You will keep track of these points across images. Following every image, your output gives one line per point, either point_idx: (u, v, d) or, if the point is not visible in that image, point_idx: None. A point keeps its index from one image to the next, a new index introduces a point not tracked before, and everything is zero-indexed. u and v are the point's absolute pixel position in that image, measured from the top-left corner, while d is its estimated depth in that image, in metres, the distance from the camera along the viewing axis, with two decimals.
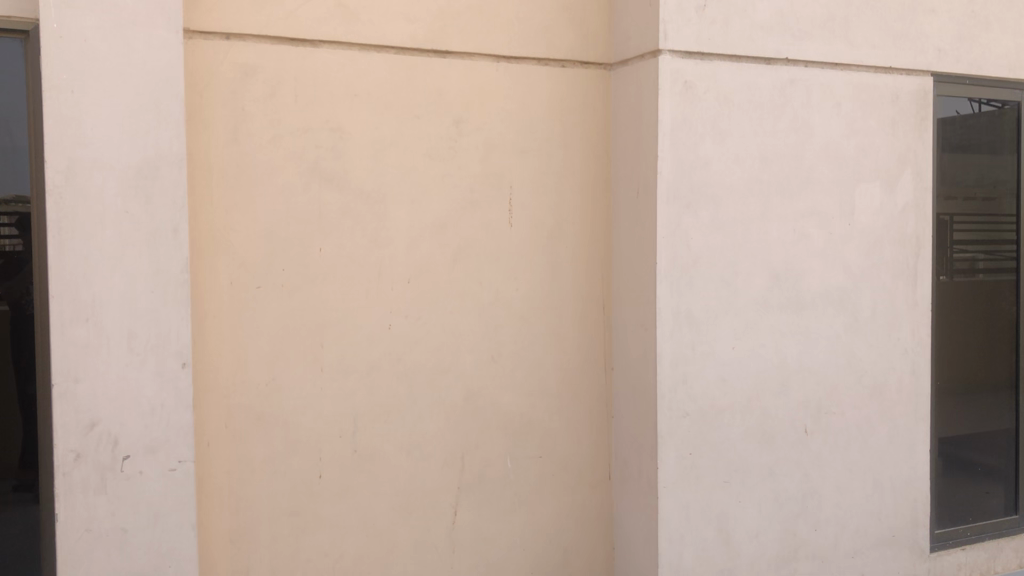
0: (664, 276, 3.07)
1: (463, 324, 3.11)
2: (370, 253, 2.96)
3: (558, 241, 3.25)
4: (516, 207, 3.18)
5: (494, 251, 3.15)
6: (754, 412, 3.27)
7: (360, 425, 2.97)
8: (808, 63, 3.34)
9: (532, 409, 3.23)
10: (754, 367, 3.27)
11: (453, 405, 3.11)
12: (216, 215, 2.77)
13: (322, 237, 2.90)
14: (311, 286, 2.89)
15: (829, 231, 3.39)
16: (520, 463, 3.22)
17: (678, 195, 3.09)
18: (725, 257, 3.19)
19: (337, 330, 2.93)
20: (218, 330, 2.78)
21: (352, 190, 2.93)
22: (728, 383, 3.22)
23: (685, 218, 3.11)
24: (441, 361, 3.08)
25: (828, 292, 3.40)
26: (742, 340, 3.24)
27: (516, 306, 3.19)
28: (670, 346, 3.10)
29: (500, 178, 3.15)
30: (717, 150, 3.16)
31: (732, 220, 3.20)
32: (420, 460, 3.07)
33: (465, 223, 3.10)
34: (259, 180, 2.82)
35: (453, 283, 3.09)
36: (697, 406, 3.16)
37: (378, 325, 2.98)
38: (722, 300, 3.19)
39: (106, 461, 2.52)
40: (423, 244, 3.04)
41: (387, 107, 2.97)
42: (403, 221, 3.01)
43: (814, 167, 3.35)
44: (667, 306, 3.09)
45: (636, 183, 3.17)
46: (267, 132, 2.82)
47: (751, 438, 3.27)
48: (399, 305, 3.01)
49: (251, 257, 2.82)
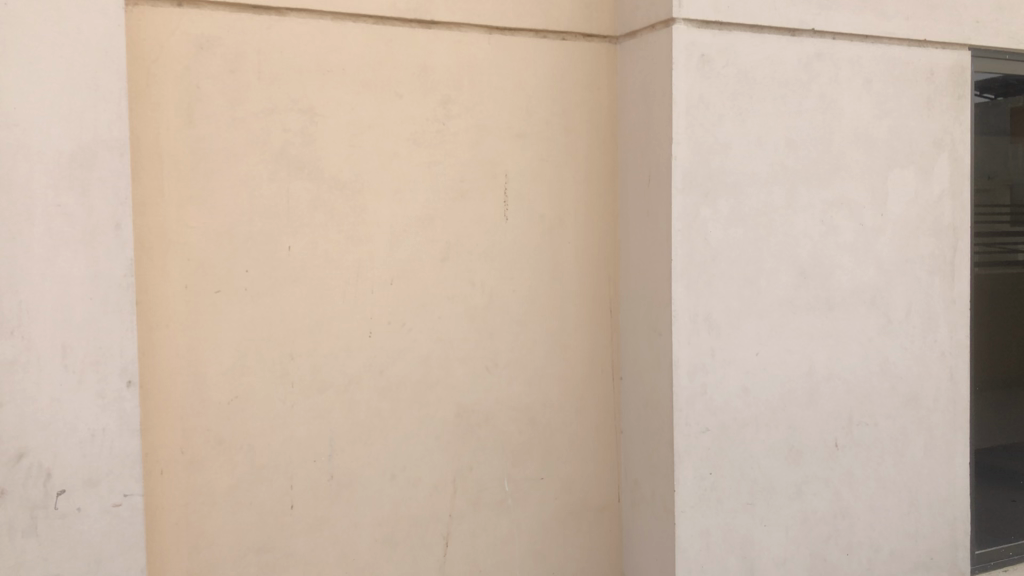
0: (680, 274, 2.73)
1: (454, 331, 2.75)
2: (347, 253, 2.60)
3: (559, 236, 2.90)
4: (512, 198, 2.82)
5: (487, 249, 2.79)
6: (780, 425, 2.93)
7: (338, 448, 2.61)
8: (836, 35, 2.99)
9: (533, 426, 2.88)
10: (780, 375, 2.92)
11: (444, 422, 2.75)
12: (168, 210, 2.40)
13: (292, 233, 2.54)
14: (279, 289, 2.53)
15: (860, 223, 3.05)
16: (519, 486, 2.86)
17: (695, 182, 2.74)
18: (748, 253, 2.85)
19: (310, 340, 2.57)
20: (172, 341, 2.42)
21: (325, 179, 2.57)
22: (751, 393, 2.87)
23: (704, 209, 2.76)
24: (429, 373, 2.72)
25: (859, 290, 3.06)
26: (767, 345, 2.89)
27: (513, 310, 2.83)
28: (687, 353, 2.75)
29: (494, 165, 2.79)
30: (738, 132, 2.82)
31: (754, 211, 2.85)
32: (406, 485, 2.71)
33: (455, 216, 2.74)
34: (218, 168, 2.45)
35: (443, 284, 2.73)
36: (717, 419, 2.82)
37: (357, 333, 2.62)
38: (744, 300, 2.85)
39: (38, 497, 2.15)
40: (408, 240, 2.68)
41: (365, 85, 2.61)
42: (385, 214, 2.65)
43: (843, 152, 3.01)
44: (683, 309, 2.74)
45: (647, 170, 2.82)
46: (226, 113, 2.46)
47: (777, 455, 2.93)
48: (380, 310, 2.65)
49: (209, 258, 2.45)
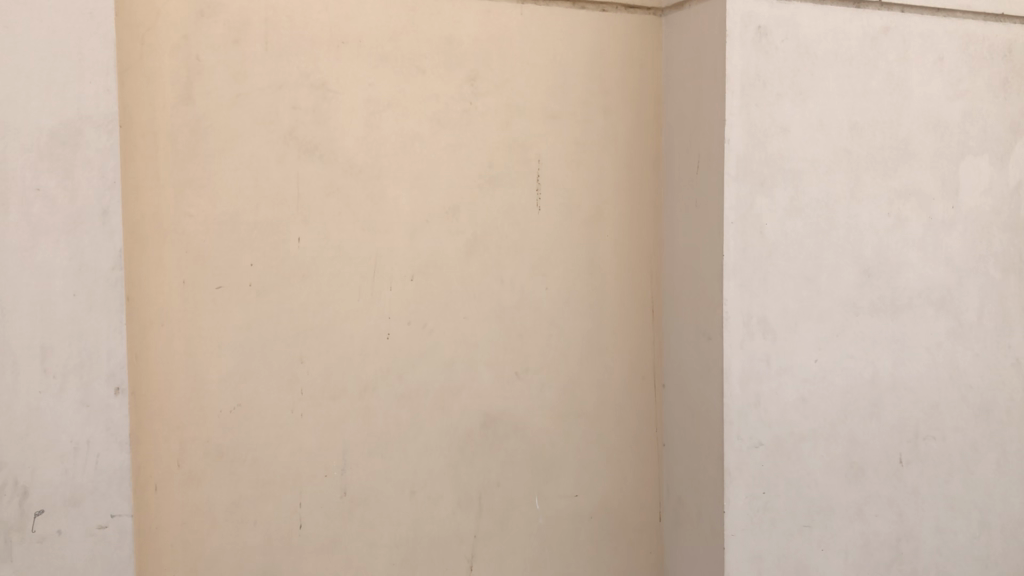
0: (733, 271, 2.46)
1: (480, 332, 2.49)
2: (362, 245, 2.34)
3: (598, 228, 2.62)
4: (546, 185, 2.55)
5: (518, 242, 2.53)
6: (840, 439, 2.65)
7: (351, 462, 2.35)
8: (906, 7, 2.68)
9: (566, 438, 2.61)
10: (840, 383, 2.64)
11: (469, 433, 2.48)
12: (165, 195, 2.16)
13: (301, 223, 2.28)
14: (288, 285, 2.28)
15: (929, 216, 2.75)
16: (551, 504, 2.60)
17: (750, 169, 2.47)
18: (807, 248, 2.57)
19: (322, 341, 2.31)
20: (168, 341, 2.17)
21: (339, 163, 2.31)
22: (809, 403, 2.60)
23: (759, 199, 2.49)
24: (453, 379, 2.46)
25: (927, 290, 2.76)
26: (826, 351, 2.61)
27: (546, 309, 2.56)
28: (739, 359, 2.49)
29: (526, 150, 2.52)
30: (797, 114, 2.54)
31: (814, 202, 2.57)
32: (426, 503, 2.44)
33: (482, 205, 2.48)
34: (220, 149, 2.20)
35: (469, 281, 2.47)
36: (771, 433, 2.55)
37: (375, 334, 2.36)
38: (803, 301, 2.57)
39: (13, 519, 1.90)
40: (430, 232, 2.42)
41: (384, 58, 2.35)
42: (406, 203, 2.38)
43: (911, 137, 2.71)
44: (736, 309, 2.47)
45: (696, 156, 2.55)
46: (230, 88, 2.20)
47: (837, 471, 2.65)
48: (400, 309, 2.39)
49: (210, 250, 2.20)
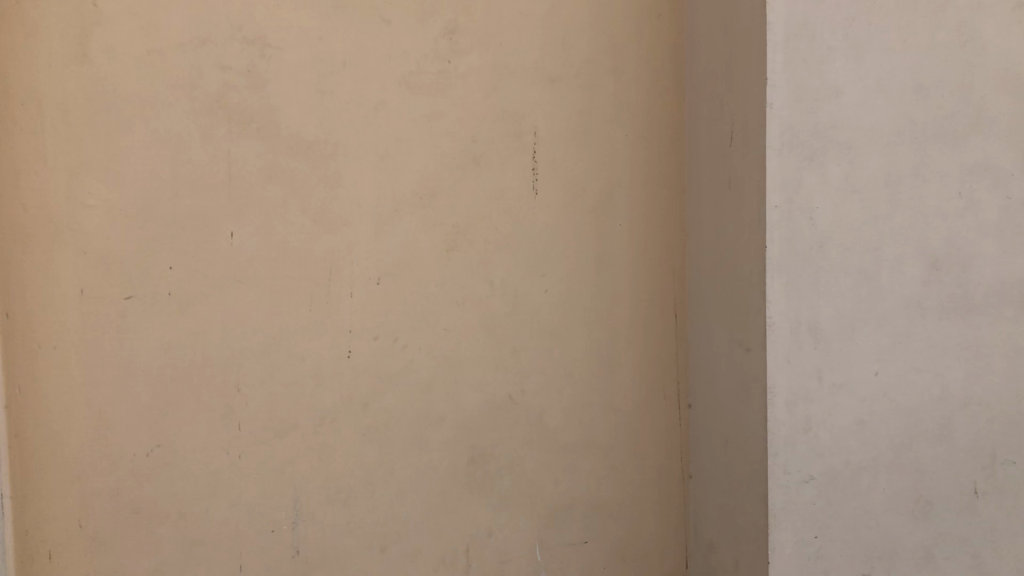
0: (777, 267, 2.00)
1: (465, 347, 2.01)
2: (315, 242, 1.86)
3: (608, 217, 2.15)
4: (544, 164, 2.07)
5: (511, 236, 2.05)
6: (905, 469, 2.15)
7: (305, 513, 1.88)
8: None
9: (573, 474, 2.14)
10: (904, 402, 2.14)
11: (453, 472, 2.01)
12: (56, 181, 1.69)
13: (233, 215, 1.80)
14: (220, 294, 1.80)
15: (1008, 196, 2.18)
16: (557, 553, 2.13)
17: (796, 141, 2.00)
18: (864, 237, 2.09)
19: (264, 364, 1.84)
20: (62, 370, 1.71)
21: (283, 139, 1.83)
22: (868, 427, 2.11)
23: (808, 177, 2.02)
24: (432, 406, 1.98)
25: (1006, 287, 2.20)
26: (889, 362, 2.13)
27: (546, 317, 2.09)
28: (785, 375, 2.02)
29: (519, 121, 2.04)
30: (852, 72, 2.05)
31: (873, 180, 2.09)
32: (401, 560, 1.97)
33: (465, 190, 2.00)
34: (128, 122, 1.73)
35: (450, 285, 1.99)
36: (823, 464, 2.08)
37: (331, 353, 1.89)
38: (860, 302, 2.09)
39: None
40: (401, 224, 1.94)
41: (337, 5, 1.86)
42: (368, 188, 1.91)
43: (988, 99, 2.15)
44: (780, 315, 2.01)
45: (729, 126, 2.08)
46: (139, 44, 1.72)
47: (901, 508, 2.15)
48: (363, 321, 1.91)
49: (116, 252, 1.73)
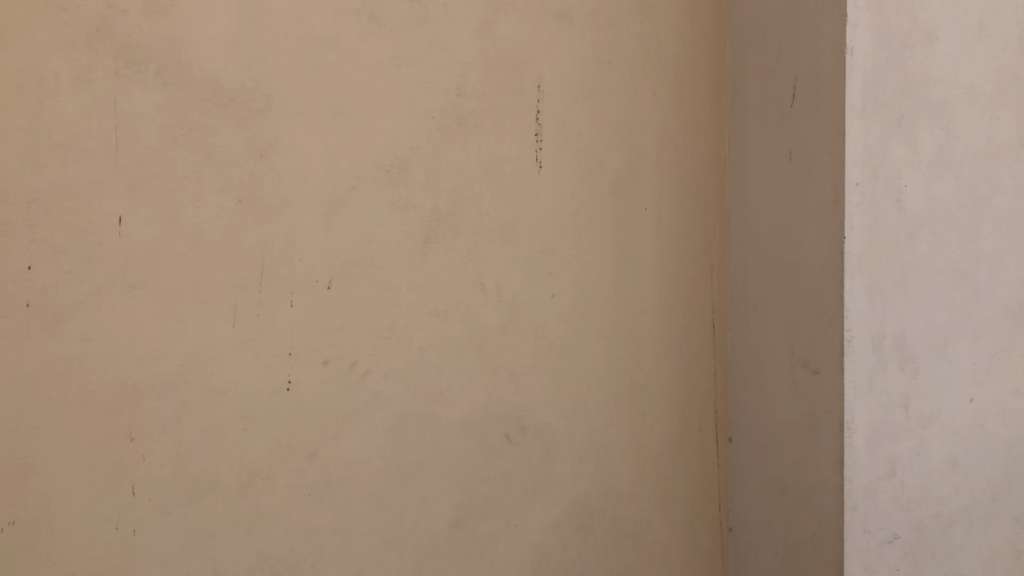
0: (858, 267, 1.51)
1: (449, 373, 1.51)
2: (240, 229, 1.30)
3: (631, 201, 1.70)
4: (549, 133, 1.59)
5: (507, 225, 1.55)
6: (1002, 519, 1.70)
7: None
8: None
9: (586, 532, 1.68)
10: (1003, 435, 1.69)
11: (431, 540, 1.50)
12: None
13: (121, 184, 1.19)
14: (99, 301, 1.18)
15: None
16: None
17: (882, 100, 1.51)
18: (960, 225, 1.61)
19: (169, 401, 1.25)
20: None
21: (194, 84, 1.25)
22: (962, 469, 1.65)
23: (896, 148, 1.54)
24: (404, 453, 1.47)
25: None
26: (986, 386, 1.66)
27: (552, 330, 1.62)
28: (865, 407, 1.55)
29: (518, 72, 1.55)
30: (949, 10, 1.56)
31: (971, 151, 1.61)
32: None
33: (448, 164, 1.49)
34: None
35: (427, 290, 1.48)
36: (910, 518, 1.61)
37: (266, 385, 1.33)
38: (954, 310, 1.62)
39: None
40: (361, 208, 1.41)
41: None
42: (316, 156, 1.36)
43: None
44: (861, 329, 1.53)
45: (789, 83, 1.61)
46: None
47: (997, 568, 1.70)
48: (309, 340, 1.37)
49: None
